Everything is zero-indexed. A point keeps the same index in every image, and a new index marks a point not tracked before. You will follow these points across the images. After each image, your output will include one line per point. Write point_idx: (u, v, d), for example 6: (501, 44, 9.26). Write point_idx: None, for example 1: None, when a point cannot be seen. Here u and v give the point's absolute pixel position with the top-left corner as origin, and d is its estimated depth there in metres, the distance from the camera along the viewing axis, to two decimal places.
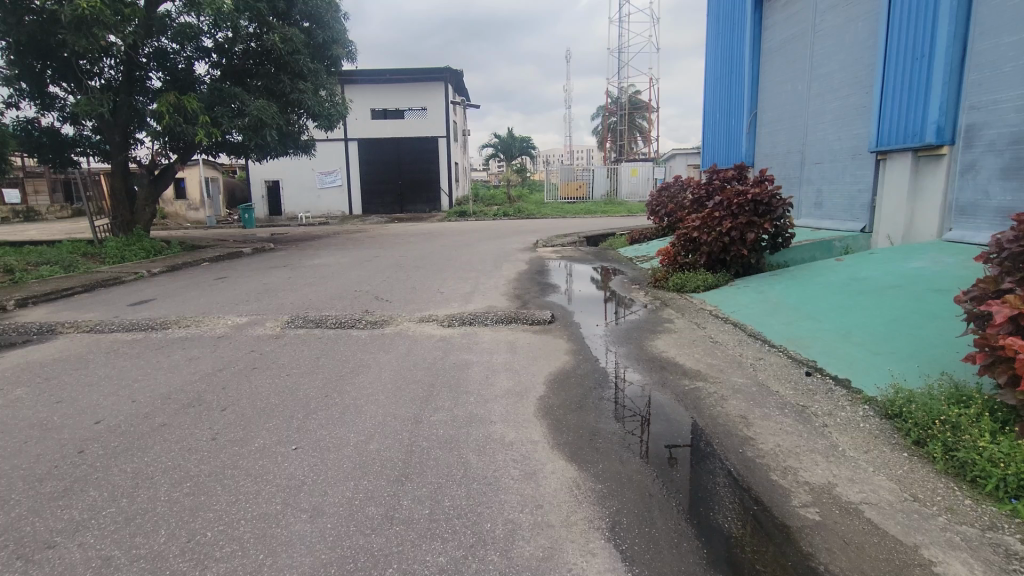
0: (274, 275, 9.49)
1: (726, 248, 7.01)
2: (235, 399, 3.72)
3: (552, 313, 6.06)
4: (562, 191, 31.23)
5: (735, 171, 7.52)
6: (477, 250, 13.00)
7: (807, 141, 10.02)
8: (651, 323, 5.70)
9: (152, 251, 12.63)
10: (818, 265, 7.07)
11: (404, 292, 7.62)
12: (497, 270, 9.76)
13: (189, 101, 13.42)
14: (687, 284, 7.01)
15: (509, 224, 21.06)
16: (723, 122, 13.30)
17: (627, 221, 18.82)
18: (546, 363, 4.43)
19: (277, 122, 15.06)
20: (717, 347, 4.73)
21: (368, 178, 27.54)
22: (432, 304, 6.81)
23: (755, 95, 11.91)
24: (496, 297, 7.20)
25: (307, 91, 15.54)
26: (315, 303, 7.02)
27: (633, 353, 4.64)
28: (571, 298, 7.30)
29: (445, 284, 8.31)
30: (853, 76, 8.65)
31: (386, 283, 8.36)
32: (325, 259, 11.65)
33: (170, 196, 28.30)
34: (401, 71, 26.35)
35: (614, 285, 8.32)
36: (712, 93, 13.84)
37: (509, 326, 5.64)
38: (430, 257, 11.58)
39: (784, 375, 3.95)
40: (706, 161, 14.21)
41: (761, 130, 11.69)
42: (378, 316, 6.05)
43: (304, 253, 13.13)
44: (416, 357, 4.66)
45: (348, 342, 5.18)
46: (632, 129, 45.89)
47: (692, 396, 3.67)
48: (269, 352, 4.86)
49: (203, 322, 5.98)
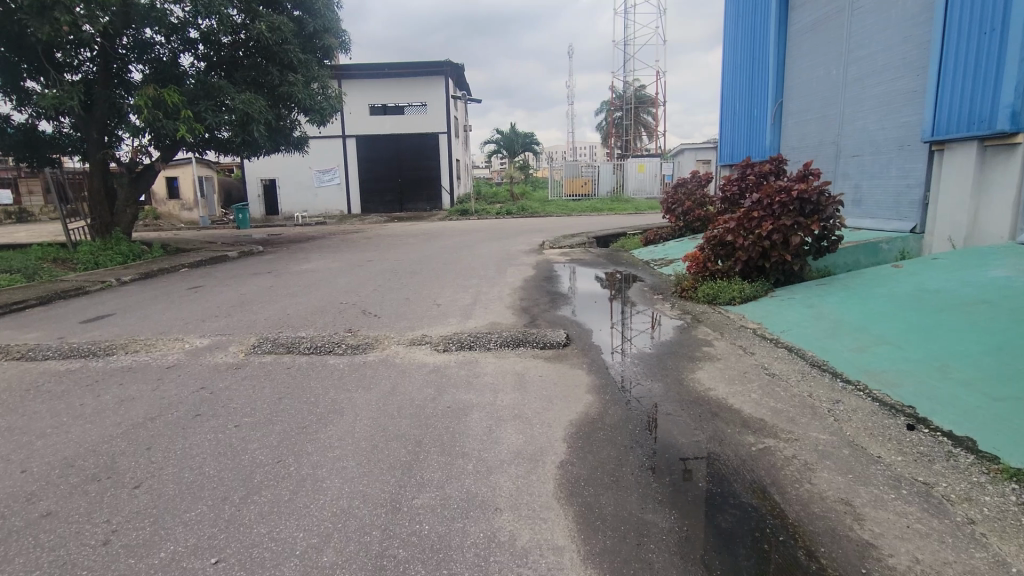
0: (255, 283, 8.59)
1: (765, 254, 6.09)
2: (157, 469, 2.81)
3: (567, 333, 5.14)
4: (567, 187, 30.19)
5: (772, 165, 6.56)
6: (479, 253, 12.06)
7: (842, 132, 9.10)
8: (686, 346, 4.76)
9: (130, 255, 11.73)
10: (871, 272, 6.13)
11: (395, 305, 6.71)
12: (501, 276, 8.83)
13: (169, 94, 12.52)
14: (720, 296, 6.08)
15: (513, 223, 20.15)
16: (743, 113, 12.37)
17: (637, 220, 17.87)
18: (564, 407, 3.51)
19: (266, 116, 14.15)
20: (777, 381, 3.80)
21: (367, 175, 26.63)
22: (427, 321, 5.89)
23: (780, 83, 10.99)
24: (501, 311, 6.27)
25: (297, 83, 14.61)
26: (291, 319, 6.11)
27: (673, 391, 3.70)
28: (587, 311, 6.37)
29: (443, 294, 7.39)
30: (902, 58, 7.72)
31: (377, 294, 7.44)
32: (313, 265, 10.71)
33: (163, 196, 27.42)
34: (401, 66, 25.45)
35: (632, 294, 7.40)
36: (731, 83, 12.89)
37: (516, 350, 4.73)
38: (428, 261, 10.65)
39: (878, 429, 3.02)
40: (724, 155, 13.27)
41: (788, 121, 10.75)
42: (362, 338, 5.14)
43: (294, 257, 12.22)
44: (402, 396, 3.74)
45: (321, 375, 4.27)
46: (637, 124, 44.83)
47: (767, 465, 2.73)
48: (222, 390, 3.95)
49: (156, 347, 5.08)
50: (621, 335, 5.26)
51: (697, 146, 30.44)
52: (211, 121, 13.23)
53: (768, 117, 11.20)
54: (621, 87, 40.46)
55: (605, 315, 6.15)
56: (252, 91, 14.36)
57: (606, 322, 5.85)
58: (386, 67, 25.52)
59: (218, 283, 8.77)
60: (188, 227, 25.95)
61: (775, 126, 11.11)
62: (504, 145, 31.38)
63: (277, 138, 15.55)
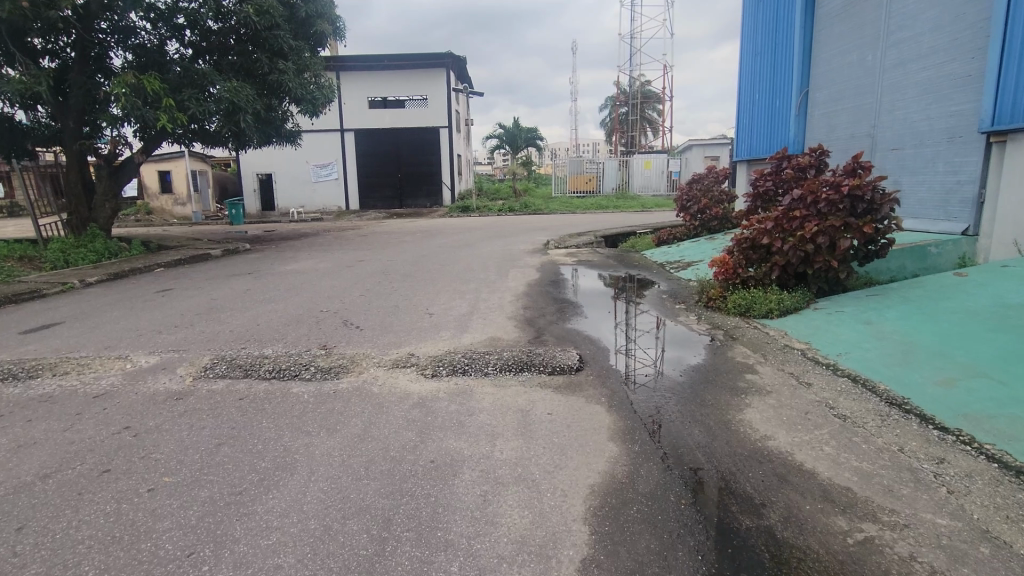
0: (231, 287, 7.79)
1: (807, 259, 5.26)
2: (17, 569, 2.01)
3: (579, 353, 4.34)
4: (571, 184, 29.23)
5: (815, 159, 5.74)
6: (479, 253, 11.24)
7: (878, 123, 8.28)
8: (723, 372, 3.94)
9: (105, 253, 10.98)
10: (928, 280, 5.32)
11: (381, 315, 5.91)
12: (503, 279, 8.02)
13: (150, 81, 11.69)
14: (755, 307, 5.28)
15: (515, 220, 19.31)
16: (763, 104, 11.58)
17: (645, 218, 17.04)
18: (583, 464, 2.69)
19: (254, 105, 13.33)
20: (851, 427, 2.99)
21: (365, 171, 25.80)
22: (416, 335, 5.08)
23: (806, 70, 10.22)
24: (503, 323, 5.48)
25: (288, 71, 13.74)
26: (260, 332, 5.30)
27: (722, 442, 2.88)
28: (600, 322, 5.56)
29: (437, 301, 6.60)
30: (953, 39, 6.88)
31: (364, 301, 6.65)
32: (300, 265, 9.91)
33: (155, 190, 26.63)
34: (400, 57, 24.49)
35: (649, 301, 6.57)
36: (749, 72, 12.06)
37: (519, 375, 3.92)
38: (423, 262, 9.85)
39: (1017, 510, 2.20)
40: (741, 150, 12.45)
41: (815, 112, 9.91)
42: (336, 358, 4.33)
43: (282, 256, 11.43)
44: (373, 445, 2.95)
45: (279, 410, 3.47)
46: (643, 120, 43.83)
47: (875, 571, 1.93)
48: (150, 431, 3.15)
49: (90, 368, 4.27)
50: (643, 354, 4.48)
51: (705, 142, 29.74)
52: (194, 110, 12.37)
53: (792, 107, 10.37)
54: (627, 82, 39.48)
55: (622, 328, 5.33)
56: (239, 80, 13.53)
57: (623, 336, 5.04)
58: (385, 59, 24.56)
59: (190, 286, 7.97)
60: (180, 223, 25.16)
61: (799, 116, 10.34)
62: (507, 140, 30.46)
63: (268, 129, 14.70)
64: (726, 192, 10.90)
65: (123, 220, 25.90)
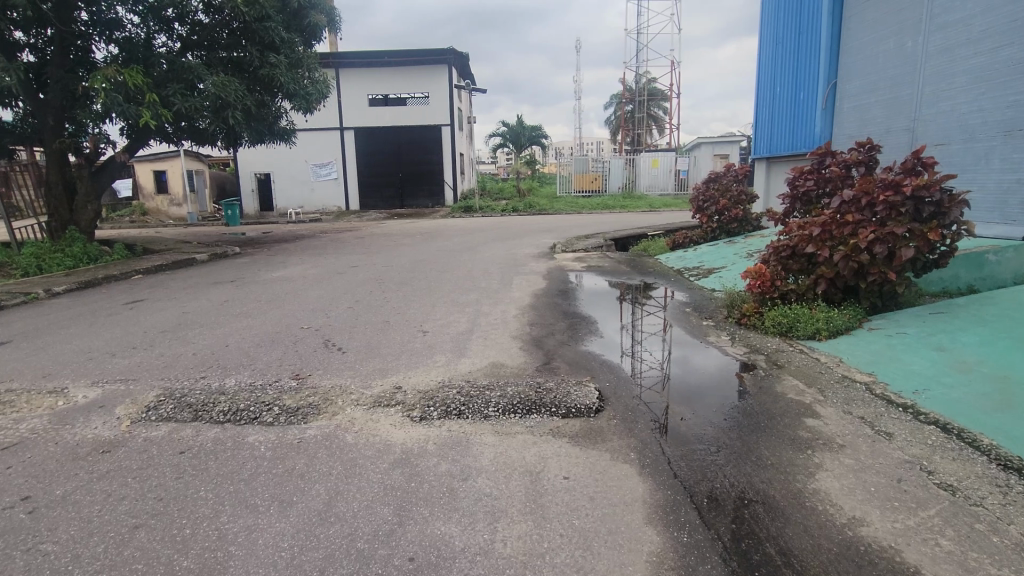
0: (208, 297, 7.10)
1: (861, 271, 4.54)
2: None
3: (599, 388, 3.64)
4: (576, 183, 28.49)
5: (864, 155, 5.02)
6: (481, 257, 10.50)
7: (919, 116, 7.54)
8: (776, 414, 3.22)
9: (85, 258, 10.35)
10: (1000, 295, 4.58)
11: (368, 334, 5.20)
12: (506, 288, 7.30)
13: (132, 75, 11.02)
14: (799, 327, 4.56)
15: (519, 221, 18.59)
16: (785, 98, 10.85)
17: (655, 219, 16.29)
18: (618, 568, 1.98)
19: (243, 101, 12.64)
20: (969, 505, 2.26)
21: (365, 170, 25.12)
22: (407, 361, 4.37)
23: (836, 59, 9.47)
24: (508, 345, 4.76)
25: (280, 65, 13.01)
26: (227, 356, 4.59)
27: (799, 530, 2.16)
28: (618, 343, 4.84)
29: (432, 316, 5.89)
30: (1011, 21, 6.16)
31: (352, 316, 5.95)
32: (288, 271, 9.20)
33: (151, 190, 26.02)
34: (401, 53, 23.85)
35: (672, 315, 5.86)
36: (769, 64, 11.35)
37: (527, 417, 3.22)
38: (421, 268, 9.13)
39: None
40: (760, 147, 11.72)
41: (846, 104, 9.19)
42: (308, 394, 3.62)
43: (271, 261, 10.75)
44: (338, 530, 2.24)
45: (227, 470, 2.75)
46: (649, 118, 43.06)
47: None
48: (53, 505, 2.44)
49: (13, 407, 3.56)
50: (654, 361, 4.36)
51: (714, 139, 29.17)
52: (179, 105, 11.69)
53: (821, 100, 9.65)
54: (633, 79, 38.70)
55: (642, 350, 4.63)
56: (228, 74, 12.84)
57: (634, 345, 4.80)
58: (386, 55, 23.92)
59: (164, 296, 7.27)
60: (176, 224, 24.51)
61: (827, 110, 9.67)
62: (510, 139, 29.72)
63: (259, 126, 14.00)
64: (745, 191, 10.18)
65: (117, 221, 25.27)
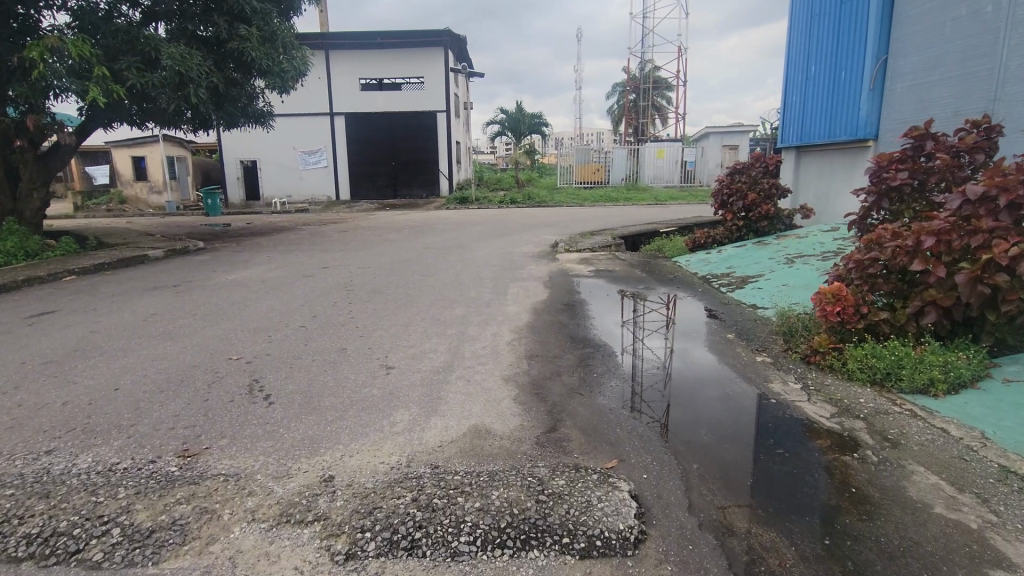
0: (134, 310, 5.78)
1: (992, 299, 3.26)
2: None
3: (632, 489, 2.36)
4: (577, 174, 27.13)
5: (981, 138, 3.78)
6: (473, 258, 9.15)
7: (1001, 95, 6.30)
8: (934, 559, 1.95)
9: (20, 254, 9.03)
10: None
11: (315, 372, 3.90)
12: (501, 301, 6.01)
13: (75, 44, 9.55)
14: (906, 378, 3.26)
15: (518, 214, 17.23)
16: (822, 77, 9.57)
17: (665, 214, 14.97)
18: None
19: (206, 77, 11.19)
20: None
21: (355, 158, 23.73)
22: (353, 425, 3.07)
23: (887, 33, 8.26)
24: (499, 395, 3.47)
25: (251, 38, 11.62)
26: (108, 409, 3.29)
27: None
28: (647, 387, 3.63)
29: (404, 342, 4.59)
30: None
31: (303, 341, 4.64)
32: (245, 273, 7.86)
33: (129, 177, 24.59)
34: (395, 34, 22.38)
35: (711, 340, 4.58)
36: (802, 40, 10.10)
37: (521, 557, 1.96)
38: (401, 272, 7.80)
39: None
40: (790, 134, 10.51)
41: (901, 85, 7.96)
42: (181, 497, 2.31)
43: (234, 259, 9.42)
44: None
45: None
46: (654, 108, 41.60)
47: None
48: None
49: None
50: (654, 358, 4.21)
51: (723, 128, 27.24)
52: (134, 81, 10.25)
53: (868, 81, 8.45)
54: (637, 66, 37.23)
55: (681, 399, 3.42)
56: (192, 47, 11.40)
57: (635, 342, 4.63)
58: (378, 36, 22.47)
59: (83, 306, 5.94)
60: (154, 213, 23.08)
61: (875, 91, 8.42)
62: (509, 126, 28.21)
63: (230, 107, 12.64)
64: (777, 184, 8.91)
65: (92, 210, 23.82)
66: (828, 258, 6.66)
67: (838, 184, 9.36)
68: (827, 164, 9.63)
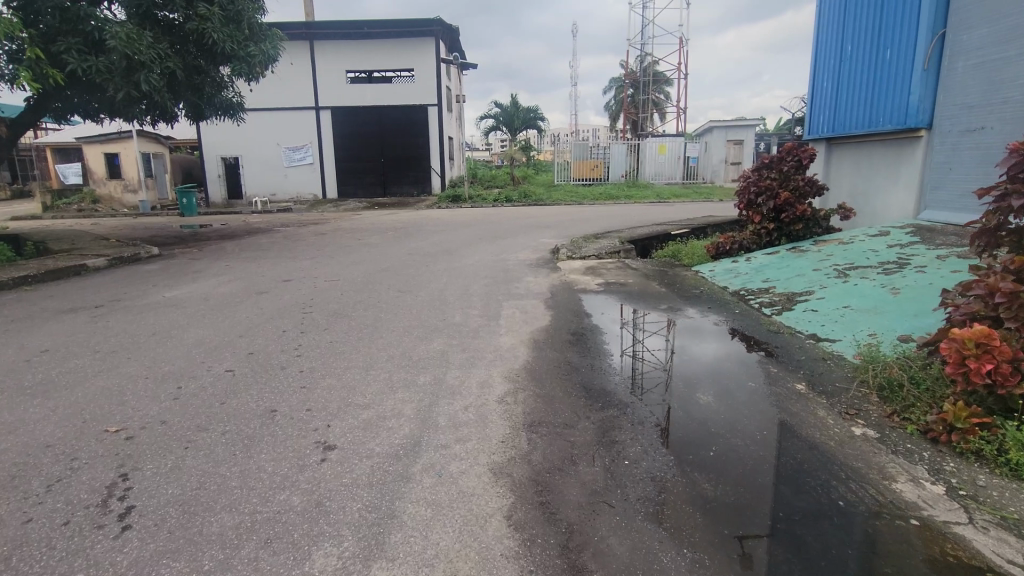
0: (24, 345, 4.48)
1: None
2: None
3: None
4: (574, 171, 25.83)
5: None
6: (462, 267, 7.89)
7: None
8: None
9: None
10: None
11: (218, 458, 2.67)
12: (494, 330, 4.78)
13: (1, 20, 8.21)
14: None
15: (512, 214, 15.95)
16: (859, 58, 8.44)
17: (673, 214, 13.73)
18: None
19: (160, 60, 9.89)
20: None
21: (343, 154, 22.41)
22: None
23: (944, 4, 7.14)
24: (482, 508, 2.26)
25: (212, 17, 10.34)
26: None
27: None
28: (648, 390, 3.46)
29: (358, 398, 3.37)
30: None
31: (221, 397, 3.41)
32: (189, 290, 6.56)
33: (102, 175, 23.18)
34: (383, 24, 21.13)
35: (775, 393, 3.37)
36: (834, 18, 8.97)
37: None
38: (375, 287, 6.58)
39: None
40: (820, 123, 9.38)
41: (965, 63, 6.86)
42: None
43: (186, 270, 8.11)
44: None
45: None
46: (653, 103, 40.33)
47: None
48: None
49: None
50: (655, 361, 4.03)
51: (727, 122, 26.14)
52: (74, 65, 8.97)
53: (920, 59, 7.33)
54: (636, 59, 35.97)
55: (764, 508, 2.24)
56: (144, 26, 10.08)
57: (635, 343, 4.43)
58: (366, 25, 21.21)
59: None
60: (128, 213, 21.67)
61: (929, 72, 7.30)
62: (504, 122, 26.91)
63: (192, 96, 11.36)
64: (811, 180, 7.70)
65: (62, 210, 22.37)
66: (891, 271, 5.51)
67: (882, 180, 8.21)
68: (865, 156, 8.48)
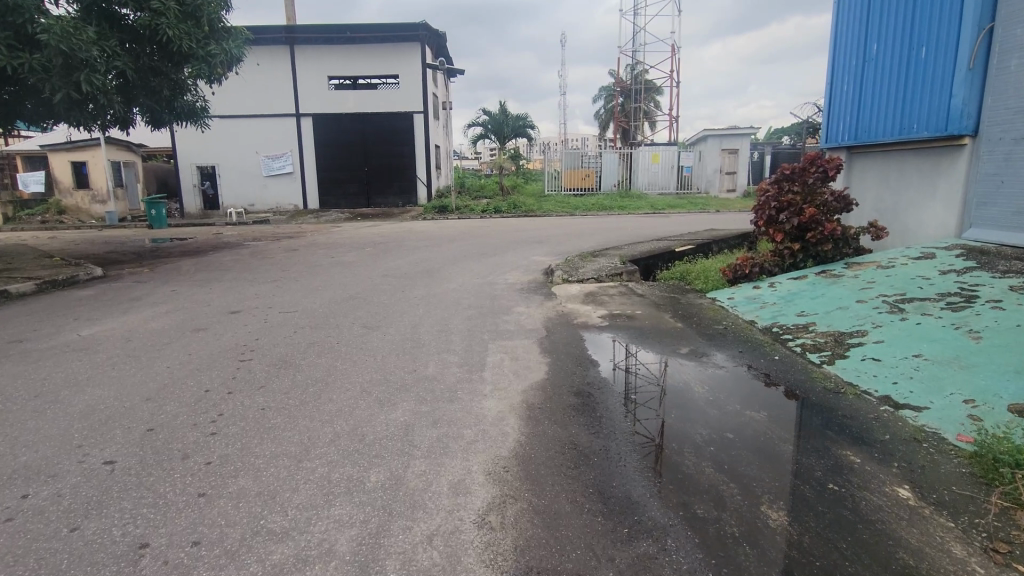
0: None
1: None
2: None
3: None
4: (566, 180, 24.89)
5: None
6: (443, 293, 6.84)
7: None
8: None
9: None
10: None
11: None
12: (475, 389, 3.73)
13: None
14: None
15: (501, 227, 14.91)
16: (887, 58, 7.54)
17: (675, 228, 12.76)
18: None
19: (105, 57, 8.84)
20: None
21: (323, 163, 21.32)
22: None
23: None
24: None
25: (167, 11, 9.37)
26: None
27: None
28: (640, 404, 3.47)
29: (273, 520, 2.32)
30: None
31: (76, 518, 2.34)
32: (111, 326, 5.44)
33: (68, 184, 21.93)
34: (367, 28, 20.14)
35: (873, 504, 2.37)
36: (857, 15, 8.08)
37: None
38: (338, 321, 5.51)
39: None
40: (839, 130, 8.48)
41: (1019, 61, 5.95)
42: None
43: (121, 296, 7.00)
44: None
45: None
46: (644, 111, 39.45)
47: None
48: None
49: None
50: (648, 373, 4.05)
51: (721, 132, 24.87)
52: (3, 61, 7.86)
53: (963, 57, 6.41)
54: (627, 66, 35.09)
55: None
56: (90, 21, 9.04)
57: (626, 356, 4.43)
58: (348, 29, 20.22)
59: None
60: (94, 225, 20.42)
61: (975, 72, 6.39)
62: (493, 130, 25.90)
63: (148, 100, 10.28)
64: (839, 194, 6.78)
65: (25, 221, 21.02)
66: (958, 305, 4.55)
67: (915, 193, 7.30)
68: (895, 166, 7.58)
